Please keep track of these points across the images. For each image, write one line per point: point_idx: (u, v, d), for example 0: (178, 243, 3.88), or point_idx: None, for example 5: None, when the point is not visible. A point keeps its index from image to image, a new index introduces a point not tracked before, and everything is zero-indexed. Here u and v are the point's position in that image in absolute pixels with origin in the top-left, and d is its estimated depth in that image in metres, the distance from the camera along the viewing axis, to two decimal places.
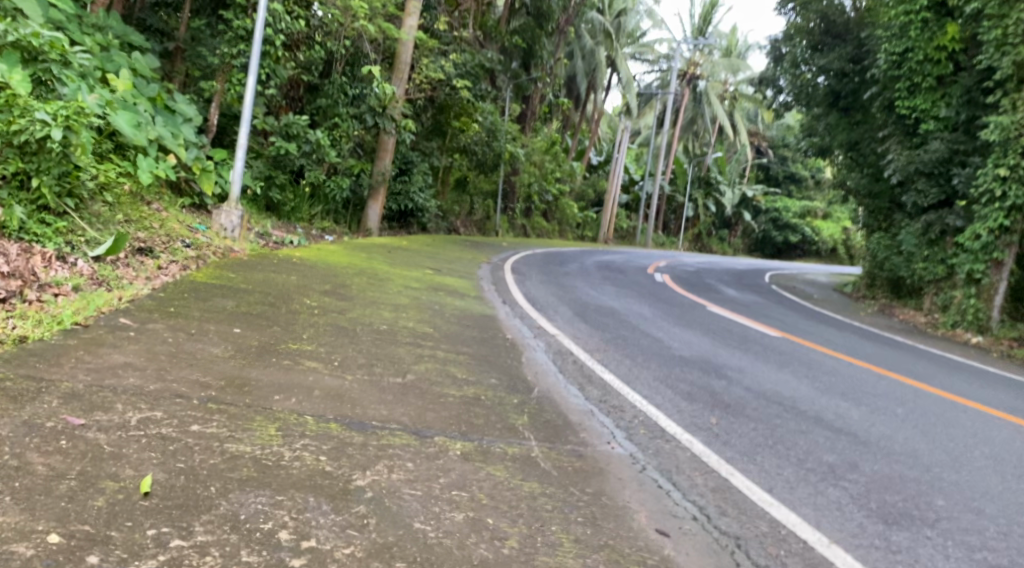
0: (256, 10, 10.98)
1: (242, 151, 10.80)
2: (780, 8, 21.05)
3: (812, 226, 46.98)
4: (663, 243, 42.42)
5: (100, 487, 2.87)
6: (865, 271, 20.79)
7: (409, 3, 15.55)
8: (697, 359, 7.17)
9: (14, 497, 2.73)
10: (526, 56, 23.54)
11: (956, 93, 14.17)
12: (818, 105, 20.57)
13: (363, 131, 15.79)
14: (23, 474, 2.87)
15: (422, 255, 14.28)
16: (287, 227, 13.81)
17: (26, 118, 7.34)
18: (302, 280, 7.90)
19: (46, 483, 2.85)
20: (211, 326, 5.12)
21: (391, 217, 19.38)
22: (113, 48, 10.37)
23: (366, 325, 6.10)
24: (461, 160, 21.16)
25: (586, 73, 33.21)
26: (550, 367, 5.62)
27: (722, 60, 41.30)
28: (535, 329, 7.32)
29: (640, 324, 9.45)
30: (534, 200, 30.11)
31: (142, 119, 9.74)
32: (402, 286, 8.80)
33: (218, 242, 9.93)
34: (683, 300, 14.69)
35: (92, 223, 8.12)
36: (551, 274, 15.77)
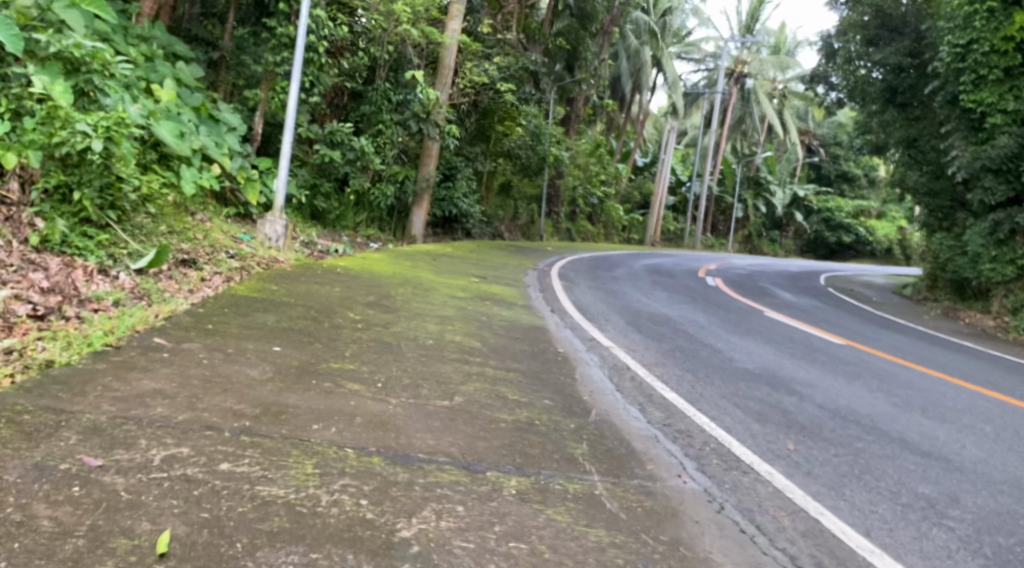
0: (300, 16, 10.86)
1: (288, 161, 10.64)
2: (832, 3, 20.46)
3: (865, 226, 45.74)
4: (712, 245, 41.63)
5: (110, 547, 2.61)
6: (926, 272, 19.96)
7: (453, 7, 15.27)
8: (762, 373, 6.72)
9: (10, 563, 2.48)
10: (570, 59, 23.22)
11: None
12: (874, 102, 19.70)
13: (408, 138, 15.64)
14: (25, 532, 2.63)
15: (468, 262, 14.04)
16: (333, 236, 13.72)
17: (67, 129, 7.24)
18: (346, 291, 7.67)
19: (50, 543, 2.60)
20: (249, 344, 4.88)
21: (437, 224, 19.24)
22: (157, 59, 10.30)
23: (412, 339, 5.81)
24: (505, 164, 20.91)
25: (631, 74, 32.77)
26: (607, 385, 5.26)
27: (770, 59, 40.58)
28: (588, 342, 6.96)
29: (696, 333, 8.99)
30: (579, 203, 29.74)
31: (186, 129, 9.60)
32: (448, 296, 8.52)
33: (263, 252, 9.80)
34: (737, 305, 14.17)
35: (135, 235, 7.96)
36: (601, 279, 15.42)
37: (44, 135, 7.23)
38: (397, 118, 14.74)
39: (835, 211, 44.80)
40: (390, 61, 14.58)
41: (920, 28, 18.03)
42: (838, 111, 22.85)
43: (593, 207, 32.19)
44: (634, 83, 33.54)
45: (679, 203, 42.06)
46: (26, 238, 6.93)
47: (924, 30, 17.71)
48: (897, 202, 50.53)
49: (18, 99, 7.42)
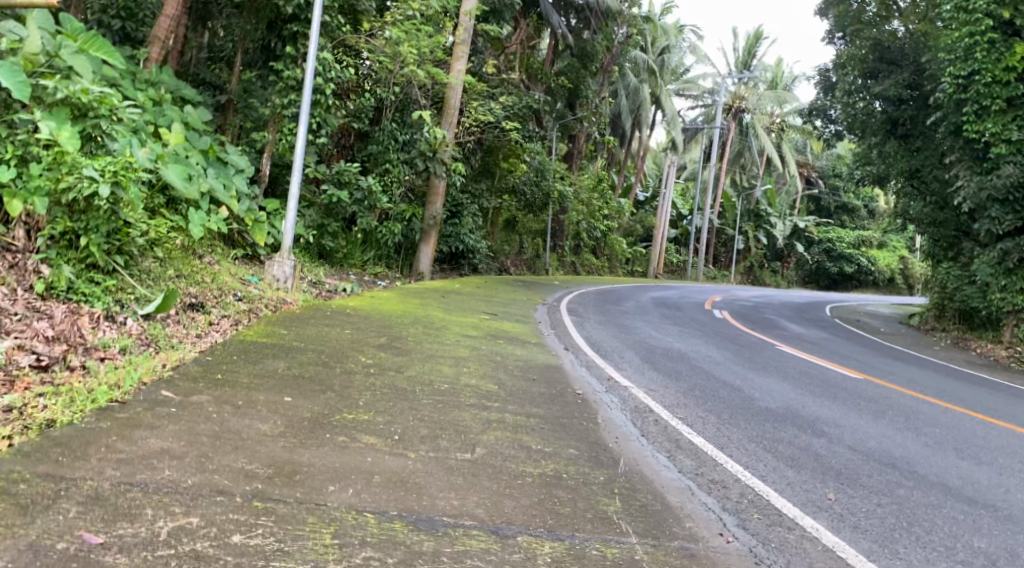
0: (306, 56, 10.83)
1: (294, 201, 10.53)
2: (829, 37, 20.64)
3: (868, 256, 45.70)
4: (715, 277, 41.47)
5: None
6: (934, 302, 19.76)
7: (457, 47, 15.41)
8: (786, 412, 6.50)
9: None
10: (571, 96, 23.27)
11: None
12: (874, 134, 19.51)
13: (413, 177, 15.56)
14: None
15: (476, 299, 13.89)
16: (340, 275, 13.61)
17: (74, 175, 7.10)
18: (356, 332, 7.48)
19: None
20: (260, 395, 4.66)
21: (442, 260, 19.15)
22: (165, 103, 10.23)
23: (427, 384, 5.59)
24: (509, 200, 20.89)
25: (632, 110, 32.85)
26: (630, 429, 5.05)
27: (769, 93, 41.08)
28: (605, 382, 6.72)
29: (713, 369, 8.75)
30: (582, 237, 29.66)
31: (194, 171, 9.50)
32: (459, 336, 8.32)
33: (270, 293, 9.65)
34: (749, 339, 13.96)
35: (142, 280, 7.80)
36: (610, 313, 15.24)
37: (51, 181, 7.09)
38: (403, 156, 14.73)
39: (836, 242, 44.89)
40: (396, 101, 14.55)
41: (919, 60, 18.08)
42: (835, 144, 22.82)
43: (597, 241, 32.12)
44: (634, 118, 33.68)
45: (682, 235, 42.04)
46: (31, 286, 6.80)
47: (924, 63, 17.65)
48: (897, 232, 50.65)
49: (25, 146, 7.25)
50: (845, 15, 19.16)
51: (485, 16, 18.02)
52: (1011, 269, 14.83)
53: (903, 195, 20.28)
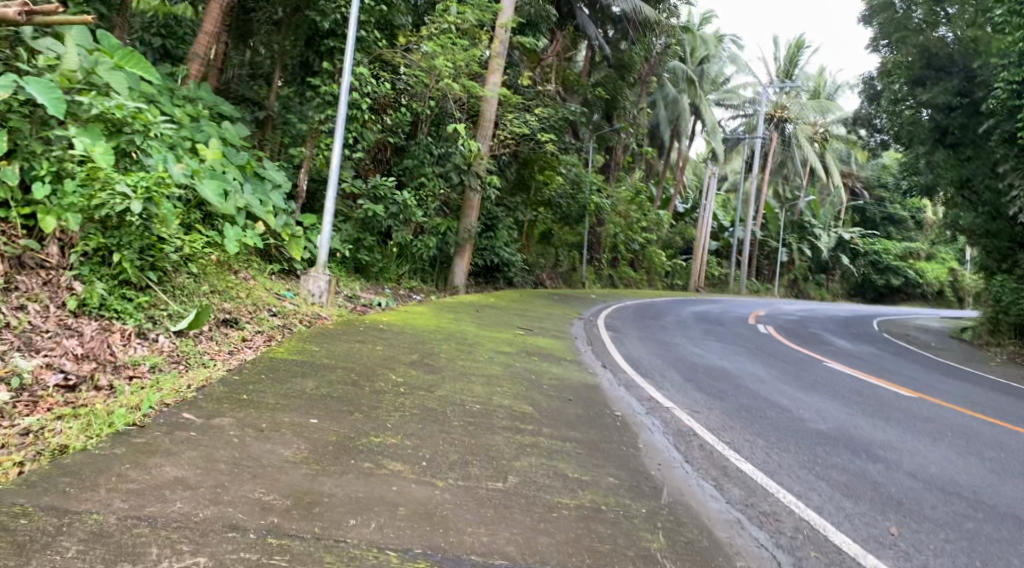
0: (342, 70, 10.77)
1: (330, 216, 10.44)
2: (874, 45, 20.26)
3: (915, 268, 44.57)
4: (758, 289, 40.70)
5: None
6: (987, 316, 19.05)
7: (493, 61, 15.31)
8: (838, 434, 6.16)
9: None
10: (609, 108, 22.69)
11: None
12: (922, 142, 19.01)
13: (449, 190, 15.47)
14: None
15: (512, 313, 13.69)
16: (375, 289, 13.51)
17: (106, 191, 7.03)
18: (387, 349, 7.31)
19: None
20: (284, 417, 4.49)
21: (478, 273, 18.99)
22: (203, 119, 10.23)
23: (458, 405, 5.35)
24: (545, 213, 20.70)
25: (670, 122, 32.45)
26: (674, 455, 4.78)
27: (812, 103, 40.72)
28: (646, 402, 6.42)
29: (759, 388, 8.39)
30: (620, 249, 29.34)
31: (231, 187, 9.45)
32: (493, 352, 8.13)
33: (305, 309, 9.55)
34: (795, 355, 13.52)
35: (176, 296, 7.73)
36: (647, 328, 14.91)
37: (83, 197, 7.02)
38: (439, 170, 14.58)
39: (882, 254, 43.78)
40: (432, 115, 14.52)
41: (969, 67, 17.25)
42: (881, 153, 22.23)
43: (635, 253, 31.77)
44: (672, 129, 33.28)
45: (722, 247, 41.38)
46: (64, 302, 6.73)
47: (975, 69, 16.92)
48: (944, 244, 49.43)
49: (60, 162, 7.25)
50: (892, 22, 18.45)
51: (522, 28, 17.95)
52: None
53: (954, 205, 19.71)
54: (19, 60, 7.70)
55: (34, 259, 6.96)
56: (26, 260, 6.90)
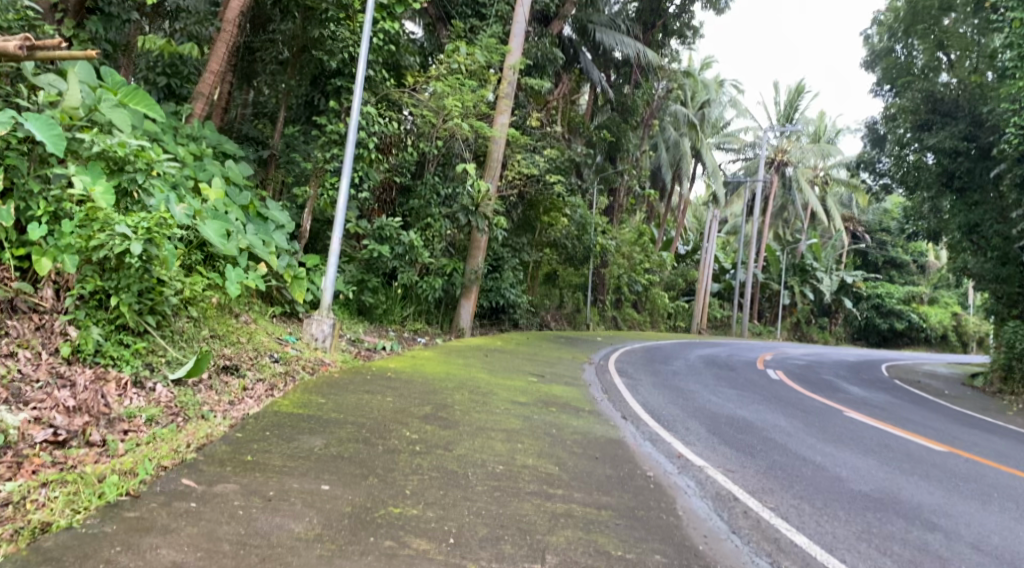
0: (352, 109, 10.50)
1: (336, 258, 10.08)
2: (875, 88, 20.44)
3: (919, 312, 44.25)
4: (760, 332, 40.30)
5: None
6: (999, 362, 18.63)
7: (500, 101, 15.16)
8: (883, 497, 5.78)
9: None
10: (611, 150, 22.59)
11: None
12: (928, 187, 18.80)
13: (456, 230, 15.19)
14: None
15: (520, 357, 13.34)
16: (379, 331, 13.15)
17: (106, 232, 6.69)
18: (399, 401, 6.84)
19: None
20: (295, 484, 4.21)
21: (482, 314, 18.63)
22: (206, 157, 9.94)
23: (479, 466, 4.94)
24: (550, 254, 20.43)
25: (673, 164, 32.41)
26: (718, 524, 4.40)
27: (812, 147, 40.98)
28: (676, 461, 5.98)
29: (786, 443, 7.93)
30: (624, 291, 29.04)
31: (234, 227, 9.13)
32: (508, 402, 7.72)
33: (309, 354, 9.17)
34: (812, 403, 13.06)
35: (175, 341, 7.35)
36: (658, 373, 14.50)
37: (82, 238, 6.69)
38: (444, 211, 14.30)
39: (885, 297, 43.32)
40: (439, 156, 14.32)
41: (976, 112, 17.03)
42: (884, 197, 22.03)
43: (638, 295, 31.45)
44: (674, 171, 33.02)
45: (725, 289, 41.06)
46: (56, 349, 6.37)
47: (985, 114, 16.65)
48: (946, 288, 49.31)
49: (58, 202, 6.92)
50: (894, 67, 18.83)
51: (528, 70, 17.82)
52: None
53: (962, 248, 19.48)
54: (19, 96, 7.45)
55: (27, 303, 6.62)
56: (18, 303, 6.57)
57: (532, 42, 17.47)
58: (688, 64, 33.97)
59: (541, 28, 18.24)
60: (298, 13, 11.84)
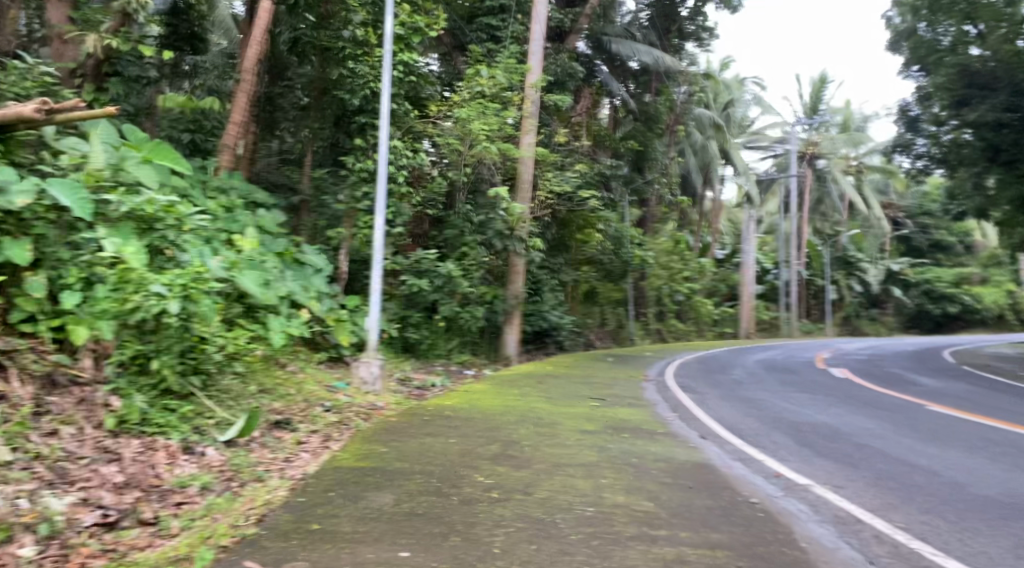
0: (380, 144, 10.16)
1: (377, 297, 9.68)
2: (905, 72, 19.81)
3: (972, 293, 42.99)
4: (811, 330, 39.09)
5: None
6: None
7: (524, 121, 14.51)
8: (1016, 502, 5.18)
9: None
10: (639, 159, 21.79)
11: None
12: (975, 164, 18.26)
13: (491, 257, 14.72)
14: None
15: (575, 380, 12.78)
16: (427, 367, 12.72)
17: (141, 292, 6.33)
18: (463, 441, 6.37)
19: None
20: (371, 554, 3.77)
21: (527, 340, 18.09)
22: (238, 209, 9.69)
23: (566, 509, 4.46)
24: (588, 272, 19.92)
25: (701, 168, 31.73)
26: (852, 554, 3.93)
27: (842, 136, 40.06)
28: (778, 482, 5.43)
29: (884, 447, 7.28)
30: (665, 302, 28.31)
31: (272, 276, 8.84)
32: (576, 431, 7.19)
33: (360, 399, 8.73)
34: (889, 400, 12.30)
35: (223, 401, 6.95)
36: (721, 383, 13.85)
37: (116, 302, 6.36)
38: (479, 238, 13.90)
39: (934, 281, 42.21)
40: (467, 183, 13.80)
41: (1015, 80, 16.12)
42: (925, 178, 21.17)
43: (681, 305, 30.70)
44: (704, 175, 32.39)
45: (768, 290, 40.08)
46: (100, 422, 6.01)
47: None
48: (995, 265, 47.90)
49: (90, 267, 6.60)
50: (921, 46, 17.94)
51: (549, 88, 17.43)
52: None
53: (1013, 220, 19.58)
54: (44, 163, 7.20)
55: (66, 376, 6.28)
56: (57, 377, 6.22)
57: (550, 60, 17.13)
58: (705, 66, 33.35)
59: (558, 44, 17.85)
60: (315, 54, 11.64)
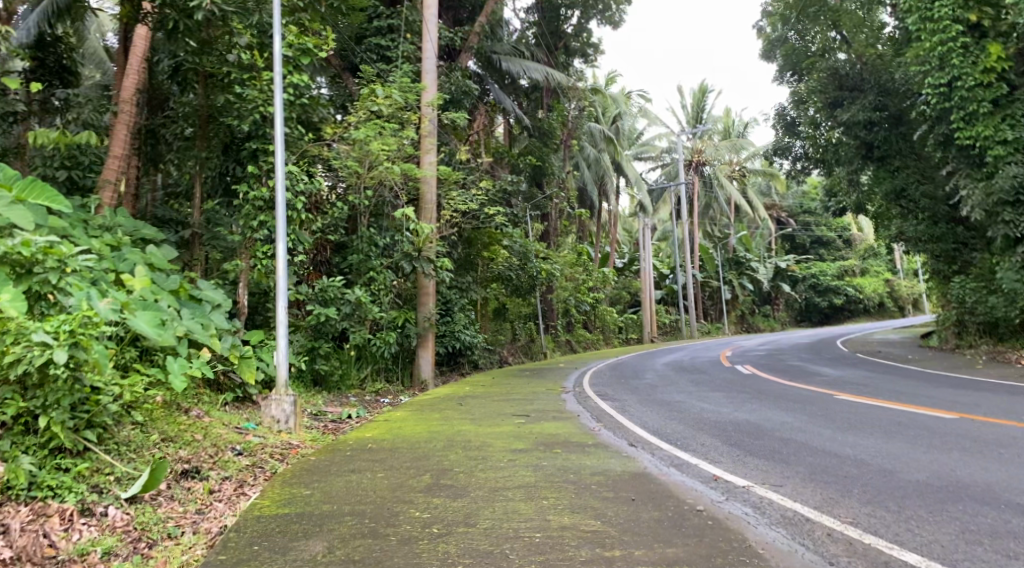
0: (275, 172, 9.65)
1: (284, 329, 9.17)
2: (778, 76, 20.70)
3: (854, 285, 45.75)
4: (712, 329, 40.24)
5: None
6: (952, 318, 18.86)
7: (424, 140, 14.20)
8: (946, 484, 5.31)
9: None
10: (537, 175, 21.82)
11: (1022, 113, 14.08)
12: (849, 161, 18.91)
13: (399, 279, 14.36)
14: None
15: (495, 398, 12.54)
16: (340, 399, 12.24)
17: (22, 344, 5.74)
18: (391, 475, 6.05)
19: None
20: None
21: (440, 361, 17.81)
22: (125, 246, 9.04)
23: (513, 537, 4.26)
24: (496, 288, 19.79)
25: (596, 180, 32.24)
26: (810, 557, 3.95)
27: (725, 142, 41.54)
28: (719, 486, 5.38)
29: (809, 441, 7.39)
30: (573, 313, 28.48)
31: (166, 315, 8.25)
32: (507, 451, 6.95)
33: (273, 439, 8.23)
34: (799, 393, 12.65)
35: (122, 455, 6.34)
36: (637, 389, 13.93)
37: None
38: (386, 261, 13.51)
39: (820, 276, 44.62)
40: (370, 205, 13.37)
41: (881, 81, 17.31)
42: (804, 178, 22.08)
43: (587, 315, 30.98)
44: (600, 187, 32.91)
45: (668, 294, 41.01)
46: None
47: (896, 80, 17.03)
48: (875, 257, 50.73)
49: None
50: (794, 53, 19.34)
51: (445, 106, 17.26)
52: None
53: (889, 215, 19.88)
54: None
55: None
56: None
57: (444, 78, 16.97)
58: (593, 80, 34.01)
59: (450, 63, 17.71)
60: (199, 80, 11.26)
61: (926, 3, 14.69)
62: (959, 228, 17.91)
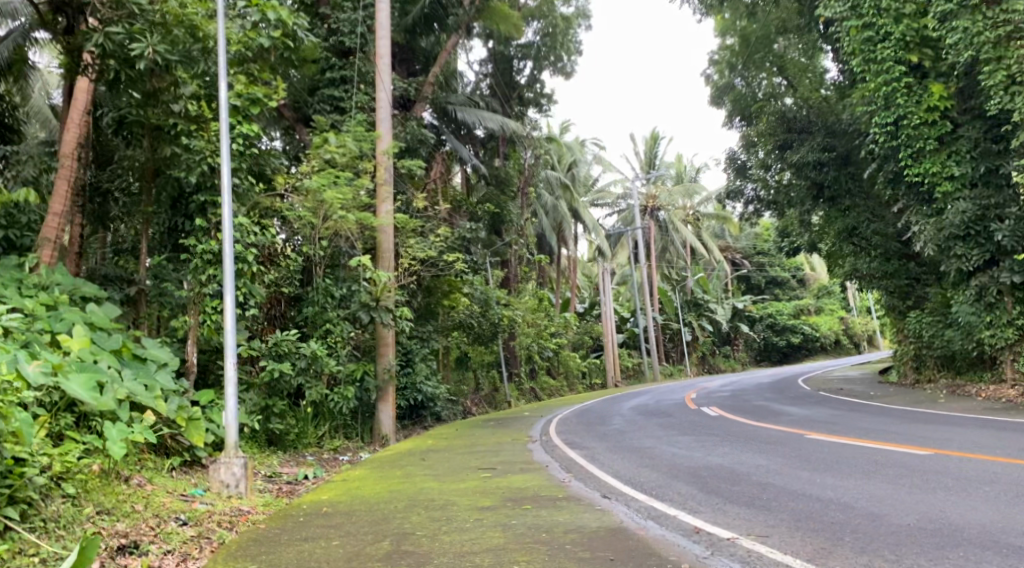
0: (222, 223, 9.20)
1: (234, 388, 8.63)
2: (727, 122, 20.98)
3: (810, 324, 46.28)
4: (675, 372, 40.14)
5: None
6: (910, 353, 18.96)
7: (380, 189, 13.83)
8: (940, 527, 5.03)
9: None
10: (495, 223, 21.66)
11: (967, 148, 14.31)
12: (802, 201, 18.97)
13: (356, 330, 13.88)
14: None
15: (460, 452, 12.03)
16: (295, 458, 11.64)
17: None
18: (350, 542, 5.57)
19: None
20: None
21: (402, 415, 17.26)
22: (62, 305, 8.48)
23: None
24: (458, 336, 19.39)
25: (554, 226, 32.23)
26: None
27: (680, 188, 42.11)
28: (704, 540, 5.02)
29: (789, 485, 7.09)
30: (536, 360, 28.10)
31: (106, 377, 7.70)
32: (477, 510, 6.49)
33: (222, 506, 7.64)
34: (769, 433, 12.42)
35: (48, 533, 5.77)
36: (605, 436, 13.55)
37: None
38: (343, 313, 13.03)
39: (776, 315, 45.14)
40: (326, 256, 12.97)
41: (828, 123, 17.73)
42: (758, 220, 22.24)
43: (550, 361, 30.64)
44: (558, 233, 32.89)
45: (630, 338, 40.91)
46: None
47: (844, 122, 17.35)
48: (829, 295, 51.51)
49: None
50: (740, 99, 19.65)
51: (400, 155, 17.04)
52: (992, 304, 14.94)
53: (842, 255, 20.08)
54: None
55: None
56: None
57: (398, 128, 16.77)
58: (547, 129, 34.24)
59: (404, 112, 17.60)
60: (145, 134, 10.61)
61: (869, 45, 14.67)
62: (912, 264, 18.31)
